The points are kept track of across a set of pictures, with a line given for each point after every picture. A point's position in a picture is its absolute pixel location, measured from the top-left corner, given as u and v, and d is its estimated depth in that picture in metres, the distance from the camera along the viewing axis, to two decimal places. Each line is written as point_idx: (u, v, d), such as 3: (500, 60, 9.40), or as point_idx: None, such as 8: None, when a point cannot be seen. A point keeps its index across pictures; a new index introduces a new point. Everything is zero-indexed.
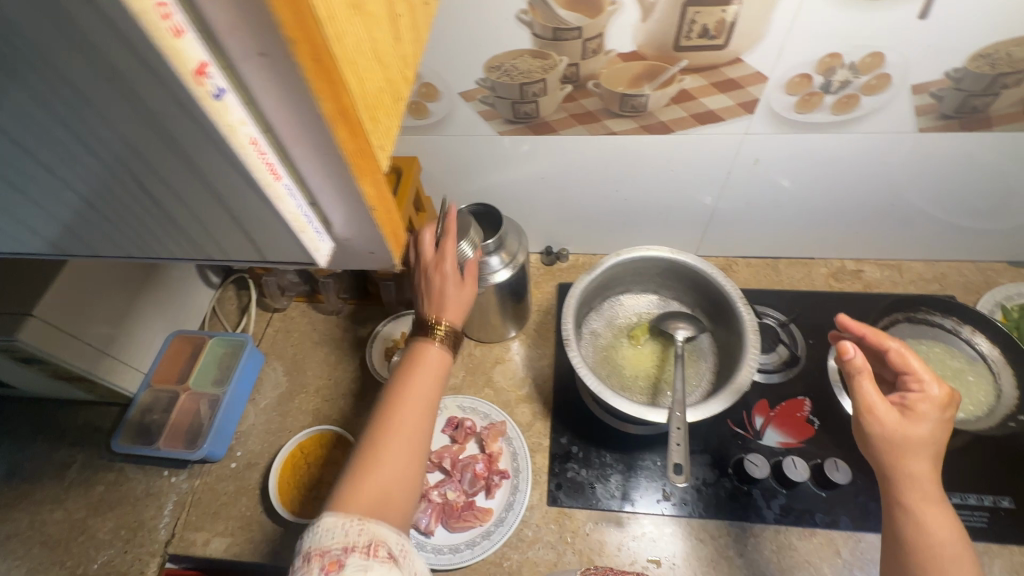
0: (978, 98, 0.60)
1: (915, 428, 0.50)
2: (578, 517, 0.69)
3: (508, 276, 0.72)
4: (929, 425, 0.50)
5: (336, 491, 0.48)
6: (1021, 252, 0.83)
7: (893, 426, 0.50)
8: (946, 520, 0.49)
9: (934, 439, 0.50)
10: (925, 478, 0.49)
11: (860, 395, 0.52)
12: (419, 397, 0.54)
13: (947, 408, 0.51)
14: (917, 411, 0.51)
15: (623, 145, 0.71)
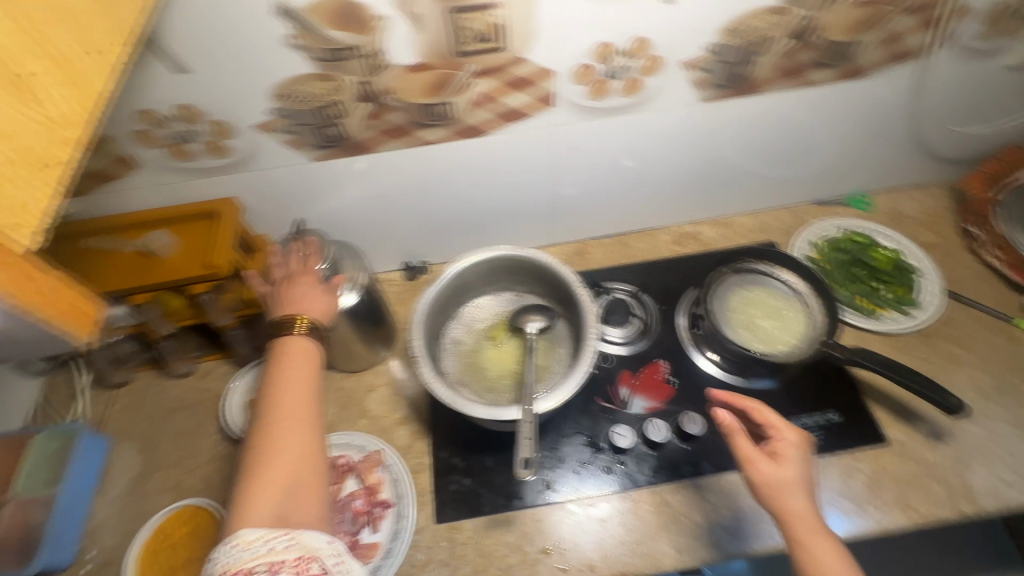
0: (740, 67, 0.66)
1: (791, 470, 0.56)
2: (468, 527, 0.68)
3: (356, 299, 0.70)
4: (794, 466, 0.57)
5: (234, 506, 0.48)
6: (822, 193, 0.94)
7: (776, 472, 0.56)
8: (835, 548, 0.53)
9: (803, 480, 0.56)
10: (804, 507, 0.54)
11: (740, 451, 0.58)
12: (296, 399, 0.54)
13: (803, 449, 0.59)
14: (783, 452, 0.58)
15: (444, 153, 0.71)
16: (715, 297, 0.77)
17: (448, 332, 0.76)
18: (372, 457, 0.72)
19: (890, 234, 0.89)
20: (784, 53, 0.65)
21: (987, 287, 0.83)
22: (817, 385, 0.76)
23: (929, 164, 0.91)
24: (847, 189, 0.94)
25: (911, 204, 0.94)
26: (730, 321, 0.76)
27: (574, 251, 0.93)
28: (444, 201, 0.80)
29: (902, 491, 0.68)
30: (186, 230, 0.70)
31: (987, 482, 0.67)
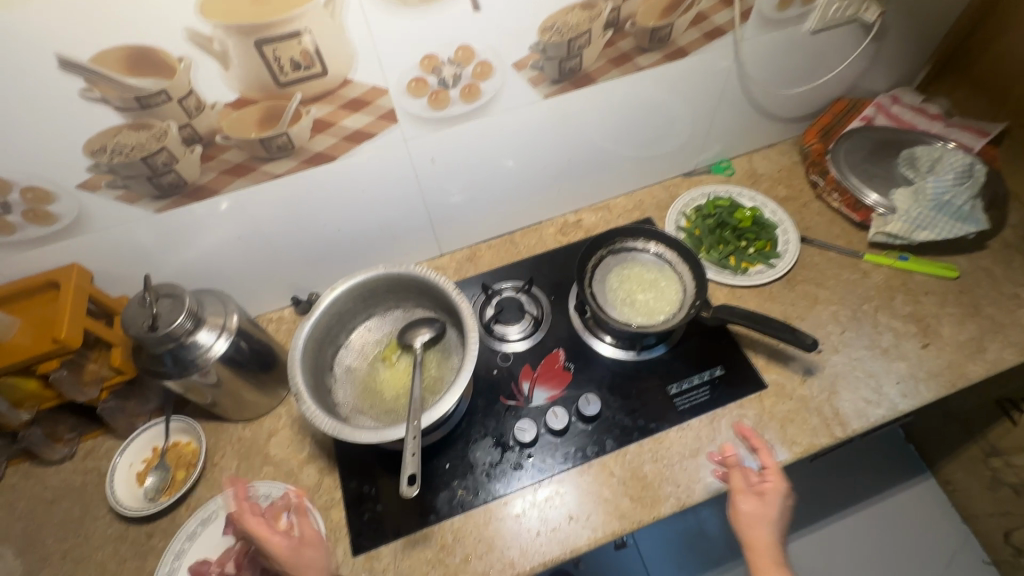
0: (569, 61, 0.69)
1: (770, 511, 0.59)
2: (386, 553, 0.67)
3: (228, 345, 0.67)
4: (774, 506, 0.59)
5: None
6: (686, 165, 1.01)
7: (756, 510, 0.59)
8: None
9: (779, 520, 0.59)
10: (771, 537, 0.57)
11: (732, 480, 0.62)
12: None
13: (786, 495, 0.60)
14: (765, 491, 0.60)
15: (299, 184, 0.70)
16: (596, 280, 0.81)
17: (339, 361, 0.75)
18: (277, 504, 0.70)
19: (750, 194, 0.96)
20: (606, 43, 0.70)
21: (835, 228, 0.92)
22: (700, 345, 0.81)
23: (772, 125, 0.99)
24: (708, 158, 1.01)
25: (764, 164, 1.02)
26: (611, 300, 0.79)
27: (465, 257, 0.94)
28: (316, 230, 0.79)
29: (784, 428, 0.73)
30: (29, 307, 0.65)
31: (854, 404, 0.74)
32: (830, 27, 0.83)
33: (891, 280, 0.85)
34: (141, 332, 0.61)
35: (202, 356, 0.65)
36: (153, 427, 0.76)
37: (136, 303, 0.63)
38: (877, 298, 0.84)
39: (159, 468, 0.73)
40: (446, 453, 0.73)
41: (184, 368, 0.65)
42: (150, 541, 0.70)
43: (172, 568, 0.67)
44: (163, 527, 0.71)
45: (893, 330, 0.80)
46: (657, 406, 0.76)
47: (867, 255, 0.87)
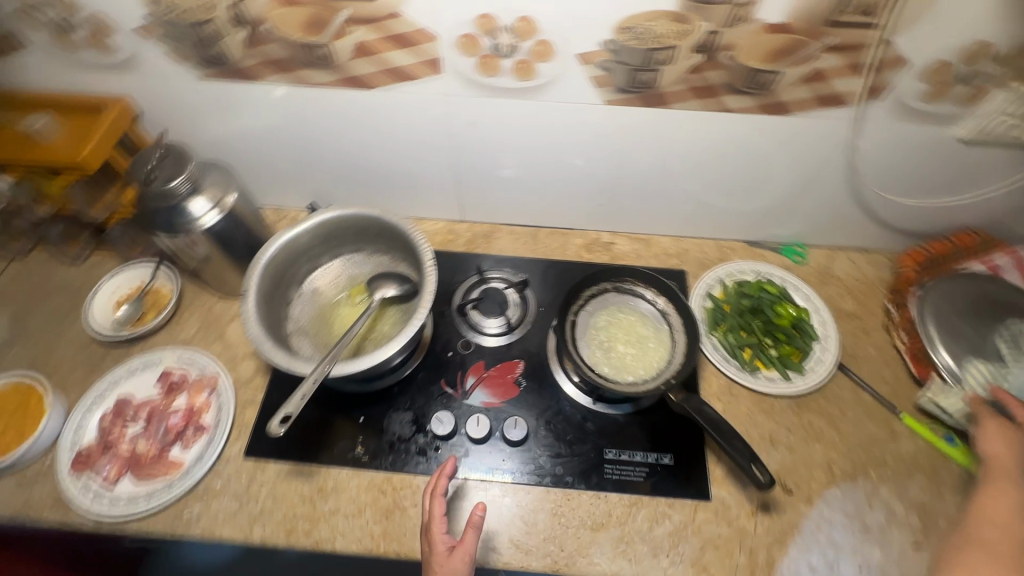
0: (643, 73, 0.61)
1: (1015, 454, 0.59)
2: (270, 469, 0.69)
3: (218, 220, 0.70)
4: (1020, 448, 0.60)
5: None
6: (753, 232, 0.89)
7: (997, 452, 0.60)
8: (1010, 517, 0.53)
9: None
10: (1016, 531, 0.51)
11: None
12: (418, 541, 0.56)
13: None
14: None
15: (334, 100, 0.69)
16: (584, 311, 0.74)
17: (311, 279, 0.76)
18: (205, 379, 0.74)
19: (807, 292, 0.83)
20: (693, 68, 0.60)
21: (887, 371, 0.77)
22: (662, 424, 0.72)
23: (873, 228, 0.84)
24: (782, 235, 0.88)
25: (844, 267, 0.87)
26: (589, 337, 0.73)
27: (482, 233, 0.91)
28: (343, 149, 0.78)
29: (703, 550, 0.65)
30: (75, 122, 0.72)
31: (795, 566, 0.64)
32: (986, 143, 0.67)
33: (921, 455, 0.71)
34: (140, 178, 0.67)
35: (192, 222, 0.69)
36: (146, 266, 0.83)
37: (150, 151, 0.69)
38: (891, 467, 0.70)
39: (134, 304, 0.80)
40: (365, 407, 0.73)
41: (172, 228, 0.69)
42: (101, 362, 0.77)
43: (104, 392, 0.73)
44: (116, 355, 0.78)
45: (890, 510, 0.67)
46: (585, 463, 0.70)
47: (906, 417, 0.73)
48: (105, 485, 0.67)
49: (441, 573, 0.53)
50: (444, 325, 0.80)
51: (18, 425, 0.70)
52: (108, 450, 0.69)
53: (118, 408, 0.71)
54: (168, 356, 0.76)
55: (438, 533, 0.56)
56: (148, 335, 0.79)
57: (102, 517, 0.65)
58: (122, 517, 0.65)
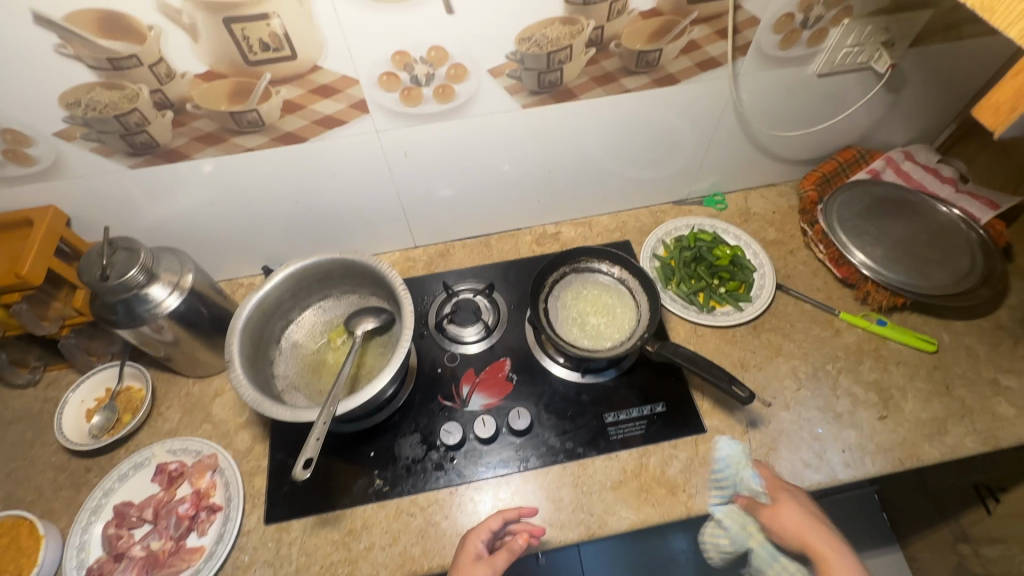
0: (549, 74, 0.69)
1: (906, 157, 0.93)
2: (296, 528, 0.69)
3: (180, 302, 0.70)
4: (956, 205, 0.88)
5: None
6: (676, 193, 0.99)
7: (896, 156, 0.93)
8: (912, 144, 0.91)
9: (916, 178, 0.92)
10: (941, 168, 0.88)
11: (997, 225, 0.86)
12: None
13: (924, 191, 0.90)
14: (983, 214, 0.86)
15: (271, 159, 0.72)
16: (552, 297, 0.80)
17: (288, 335, 0.77)
18: (205, 461, 0.73)
19: (735, 232, 0.93)
20: (589, 61, 0.69)
21: (818, 280, 0.89)
22: (649, 377, 0.80)
23: (774, 163, 0.96)
24: (700, 189, 0.99)
25: (759, 202, 0.99)
26: (564, 319, 0.78)
27: (438, 253, 0.95)
28: (289, 206, 0.81)
29: (713, 476, 0.71)
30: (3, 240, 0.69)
31: (792, 465, 0.72)
32: (840, 71, 0.79)
33: (863, 342, 0.82)
34: (94, 282, 0.65)
35: (152, 311, 0.68)
36: (109, 368, 0.79)
37: (94, 253, 0.67)
38: (843, 359, 0.80)
39: (106, 410, 0.77)
40: (373, 441, 0.75)
41: (136, 318, 0.68)
42: (86, 476, 0.74)
43: (98, 504, 0.70)
44: (101, 464, 0.75)
45: (853, 395, 0.77)
46: (590, 431, 0.75)
47: (843, 313, 0.84)
48: None
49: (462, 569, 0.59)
50: (428, 345, 0.84)
51: (10, 562, 0.65)
52: (120, 560, 0.66)
53: (119, 515, 0.69)
54: (158, 450, 0.74)
55: (479, 533, 0.62)
56: (130, 435, 0.77)
57: None
58: None
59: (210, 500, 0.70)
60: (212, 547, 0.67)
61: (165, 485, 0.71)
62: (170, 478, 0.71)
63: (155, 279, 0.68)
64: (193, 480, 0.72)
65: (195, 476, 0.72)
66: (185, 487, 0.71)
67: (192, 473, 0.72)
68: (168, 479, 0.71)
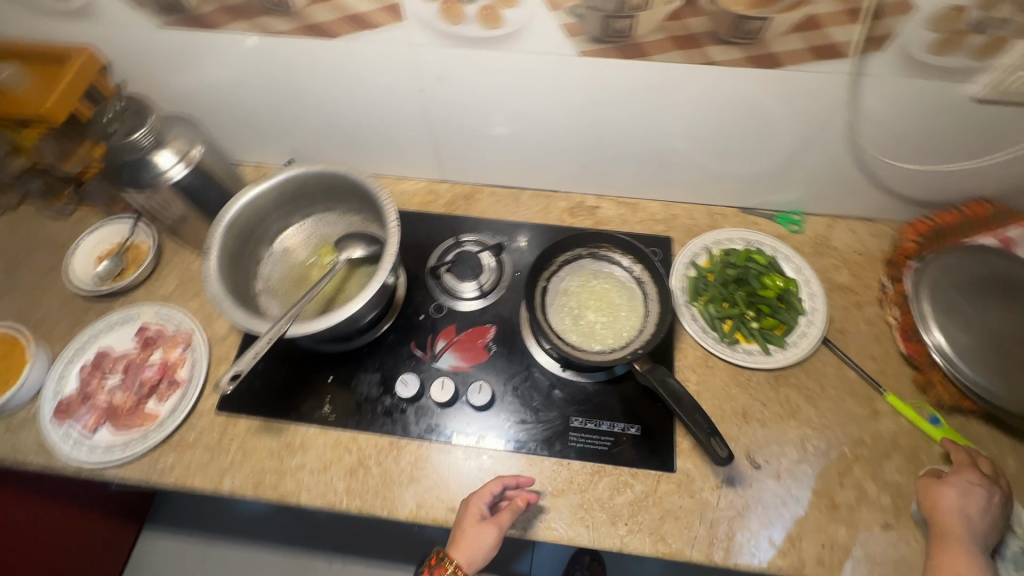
0: (617, 20, 0.57)
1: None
2: (242, 424, 0.71)
3: (185, 176, 0.69)
4: None
5: None
6: (746, 199, 0.84)
7: None
8: None
9: None
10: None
11: None
12: None
13: None
14: None
15: (298, 50, 0.67)
16: (556, 278, 0.72)
17: (283, 238, 0.75)
18: (180, 335, 0.75)
19: (798, 263, 0.78)
20: (670, 15, 0.56)
21: (876, 348, 0.74)
22: (634, 394, 0.71)
23: (878, 195, 0.78)
24: (776, 202, 0.83)
25: (843, 236, 0.82)
26: (559, 305, 0.71)
27: (463, 194, 0.88)
28: (315, 105, 0.77)
29: (662, 520, 0.64)
30: (40, 73, 0.69)
31: (756, 540, 0.63)
32: (1005, 100, 0.60)
33: (902, 435, 0.68)
34: (104, 137, 0.66)
35: (156, 177, 0.68)
36: (125, 221, 0.83)
37: (113, 112, 0.69)
38: (867, 447, 0.68)
39: (115, 259, 0.81)
40: (336, 367, 0.74)
41: (138, 182, 0.68)
42: (84, 314, 0.79)
43: (84, 344, 0.75)
44: (99, 308, 0.79)
45: (861, 490, 0.65)
46: (550, 429, 0.70)
47: (891, 396, 0.69)
48: (84, 433, 0.69)
49: (470, 533, 0.60)
50: (418, 289, 0.79)
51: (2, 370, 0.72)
52: (86, 401, 0.71)
53: (96, 361, 0.74)
54: (145, 311, 0.77)
55: (476, 501, 0.62)
56: (130, 290, 0.80)
57: (81, 463, 0.68)
58: (100, 463, 0.67)
59: (174, 373, 0.73)
60: (164, 416, 0.70)
61: (141, 346, 0.74)
62: (146, 341, 0.75)
63: (164, 146, 0.68)
64: (165, 349, 0.74)
65: (168, 346, 0.75)
66: (158, 353, 0.75)
67: (165, 342, 0.75)
68: (144, 342, 0.75)
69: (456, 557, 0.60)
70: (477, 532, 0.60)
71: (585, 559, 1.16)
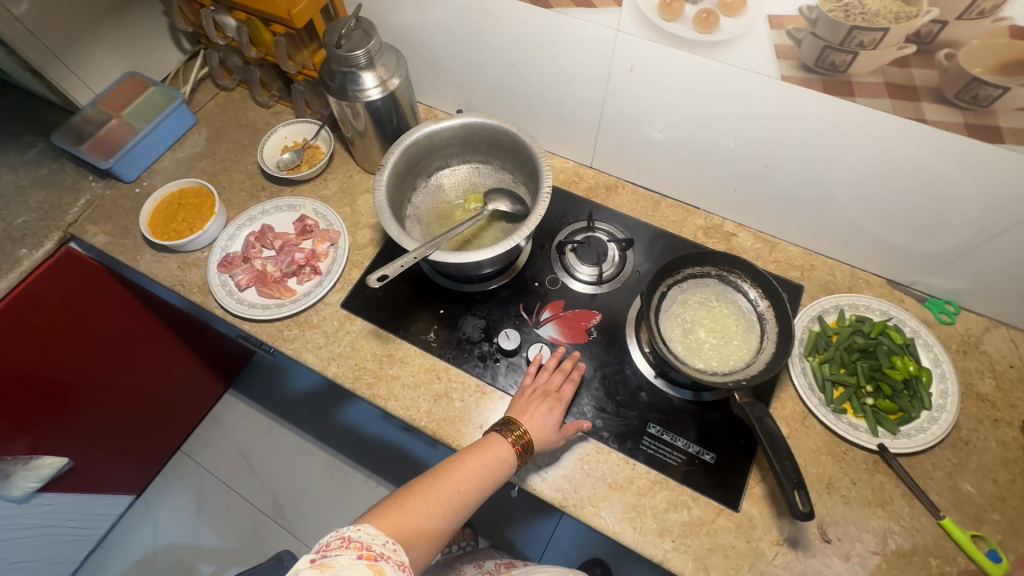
0: (836, 54, 0.56)
1: None
2: (357, 325, 0.79)
3: (379, 99, 0.77)
4: None
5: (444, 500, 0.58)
6: (900, 272, 0.78)
7: None
8: None
9: None
10: None
11: None
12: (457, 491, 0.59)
13: None
14: None
15: (511, 11, 0.72)
16: (677, 288, 0.72)
17: (438, 176, 0.82)
18: (329, 233, 0.85)
19: (938, 354, 0.73)
20: (896, 61, 0.54)
21: (1001, 471, 0.67)
22: (719, 423, 0.71)
23: None
24: (933, 286, 0.77)
25: (1001, 345, 0.74)
26: (673, 314, 0.71)
27: (606, 184, 0.91)
28: (504, 65, 0.82)
29: (711, 552, 0.64)
30: None
31: None
32: None
33: None
34: (331, 45, 0.74)
35: (358, 95, 0.77)
36: (311, 123, 0.94)
37: (344, 20, 0.75)
38: (958, 567, 0.62)
39: (295, 153, 0.92)
40: (448, 303, 0.80)
41: (344, 93, 0.77)
42: (260, 192, 0.91)
43: (255, 216, 0.87)
44: (272, 190, 0.91)
45: None
46: (626, 427, 0.71)
47: (946, 521, 0.63)
48: (236, 287, 0.81)
49: (550, 422, 0.65)
50: (541, 258, 0.83)
51: (192, 216, 0.85)
52: (245, 262, 0.83)
53: (261, 232, 0.85)
54: (308, 204, 0.88)
55: (557, 398, 0.68)
56: (299, 182, 0.92)
57: (228, 310, 0.79)
58: (241, 316, 0.79)
59: (316, 263, 0.83)
60: (299, 295, 0.81)
61: (297, 232, 0.85)
62: (302, 229, 0.85)
63: (373, 71, 0.76)
64: (315, 242, 0.84)
65: (318, 239, 0.85)
66: (309, 243, 0.85)
67: (317, 236, 0.85)
68: (300, 229, 0.85)
69: (540, 442, 0.64)
70: (555, 422, 0.66)
71: (595, 570, 1.17)
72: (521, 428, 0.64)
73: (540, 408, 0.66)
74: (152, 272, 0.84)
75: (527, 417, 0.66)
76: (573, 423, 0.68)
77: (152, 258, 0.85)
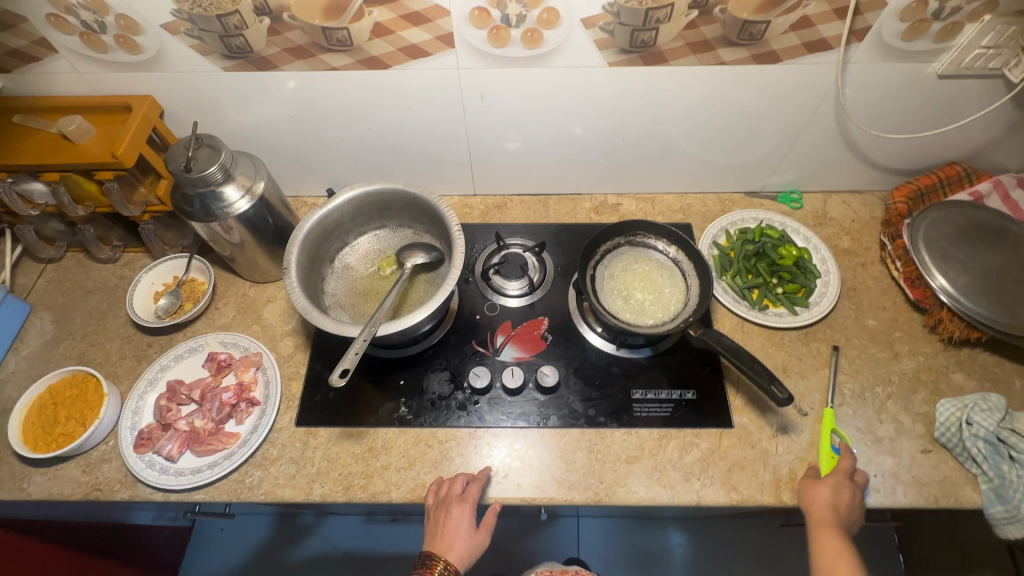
0: (643, 33, 0.66)
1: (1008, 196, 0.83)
2: (321, 435, 0.74)
3: (250, 208, 0.73)
4: None
5: None
6: (751, 183, 0.94)
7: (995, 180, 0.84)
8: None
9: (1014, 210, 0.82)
10: None
11: None
12: None
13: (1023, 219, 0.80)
14: None
15: (350, 83, 0.74)
16: (601, 266, 0.79)
17: (341, 257, 0.80)
18: (250, 358, 0.78)
19: (806, 234, 0.88)
20: (688, 24, 0.66)
21: (885, 299, 0.83)
22: (684, 363, 0.78)
23: (863, 168, 0.89)
24: (778, 183, 0.93)
25: (839, 208, 0.93)
26: (609, 289, 0.77)
27: (495, 204, 0.96)
28: (360, 134, 0.83)
29: (730, 472, 0.70)
30: (104, 122, 0.75)
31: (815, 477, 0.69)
32: (963, 75, 0.72)
33: (922, 372, 0.77)
34: (179, 171, 0.69)
35: (226, 210, 0.72)
36: (178, 258, 0.86)
37: (183, 144, 0.71)
38: (896, 385, 0.76)
39: (172, 295, 0.83)
40: (405, 371, 0.78)
41: (210, 214, 0.72)
42: (147, 350, 0.81)
43: (154, 376, 0.77)
44: (161, 343, 0.82)
45: (898, 423, 0.73)
46: (615, 404, 0.75)
47: None
48: (168, 460, 0.71)
49: (467, 545, 0.64)
50: (471, 291, 0.85)
51: (78, 410, 0.73)
52: (166, 429, 0.73)
53: (171, 390, 0.75)
54: (211, 339, 0.80)
55: (461, 513, 0.64)
56: (189, 323, 0.83)
57: (171, 489, 0.69)
58: (190, 487, 0.69)
59: (251, 394, 0.76)
60: (247, 434, 0.73)
61: (212, 374, 0.77)
62: (217, 370, 0.77)
63: (233, 181, 0.72)
64: (238, 374, 0.77)
65: (240, 370, 0.77)
66: (231, 380, 0.77)
67: (236, 370, 0.78)
68: (214, 372, 0.77)
69: (461, 563, 0.64)
70: (464, 539, 0.64)
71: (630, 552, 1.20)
72: (438, 560, 0.64)
73: (447, 529, 0.64)
74: (52, 491, 0.70)
75: (443, 543, 0.64)
76: (487, 525, 0.66)
77: (45, 477, 0.71)
